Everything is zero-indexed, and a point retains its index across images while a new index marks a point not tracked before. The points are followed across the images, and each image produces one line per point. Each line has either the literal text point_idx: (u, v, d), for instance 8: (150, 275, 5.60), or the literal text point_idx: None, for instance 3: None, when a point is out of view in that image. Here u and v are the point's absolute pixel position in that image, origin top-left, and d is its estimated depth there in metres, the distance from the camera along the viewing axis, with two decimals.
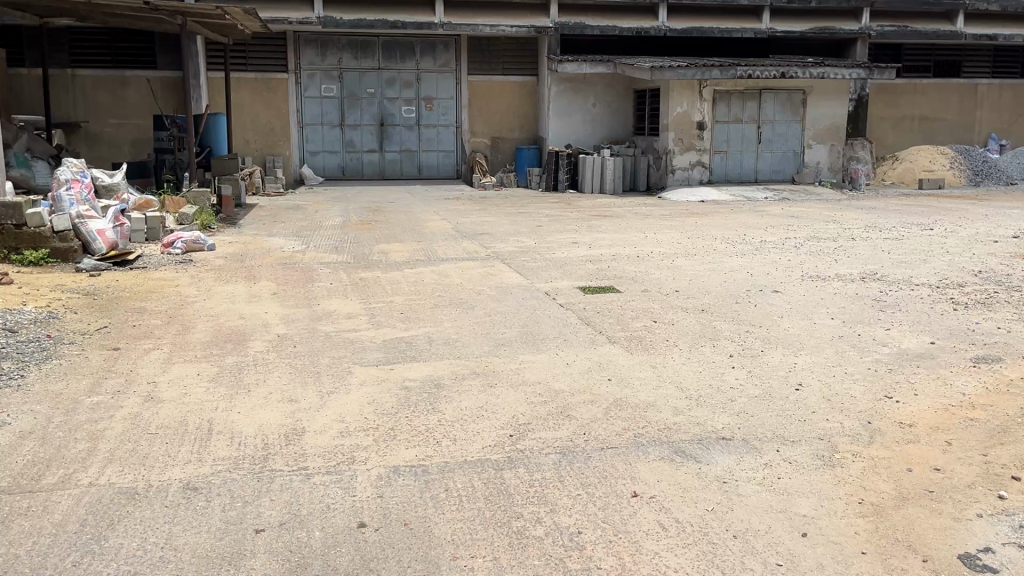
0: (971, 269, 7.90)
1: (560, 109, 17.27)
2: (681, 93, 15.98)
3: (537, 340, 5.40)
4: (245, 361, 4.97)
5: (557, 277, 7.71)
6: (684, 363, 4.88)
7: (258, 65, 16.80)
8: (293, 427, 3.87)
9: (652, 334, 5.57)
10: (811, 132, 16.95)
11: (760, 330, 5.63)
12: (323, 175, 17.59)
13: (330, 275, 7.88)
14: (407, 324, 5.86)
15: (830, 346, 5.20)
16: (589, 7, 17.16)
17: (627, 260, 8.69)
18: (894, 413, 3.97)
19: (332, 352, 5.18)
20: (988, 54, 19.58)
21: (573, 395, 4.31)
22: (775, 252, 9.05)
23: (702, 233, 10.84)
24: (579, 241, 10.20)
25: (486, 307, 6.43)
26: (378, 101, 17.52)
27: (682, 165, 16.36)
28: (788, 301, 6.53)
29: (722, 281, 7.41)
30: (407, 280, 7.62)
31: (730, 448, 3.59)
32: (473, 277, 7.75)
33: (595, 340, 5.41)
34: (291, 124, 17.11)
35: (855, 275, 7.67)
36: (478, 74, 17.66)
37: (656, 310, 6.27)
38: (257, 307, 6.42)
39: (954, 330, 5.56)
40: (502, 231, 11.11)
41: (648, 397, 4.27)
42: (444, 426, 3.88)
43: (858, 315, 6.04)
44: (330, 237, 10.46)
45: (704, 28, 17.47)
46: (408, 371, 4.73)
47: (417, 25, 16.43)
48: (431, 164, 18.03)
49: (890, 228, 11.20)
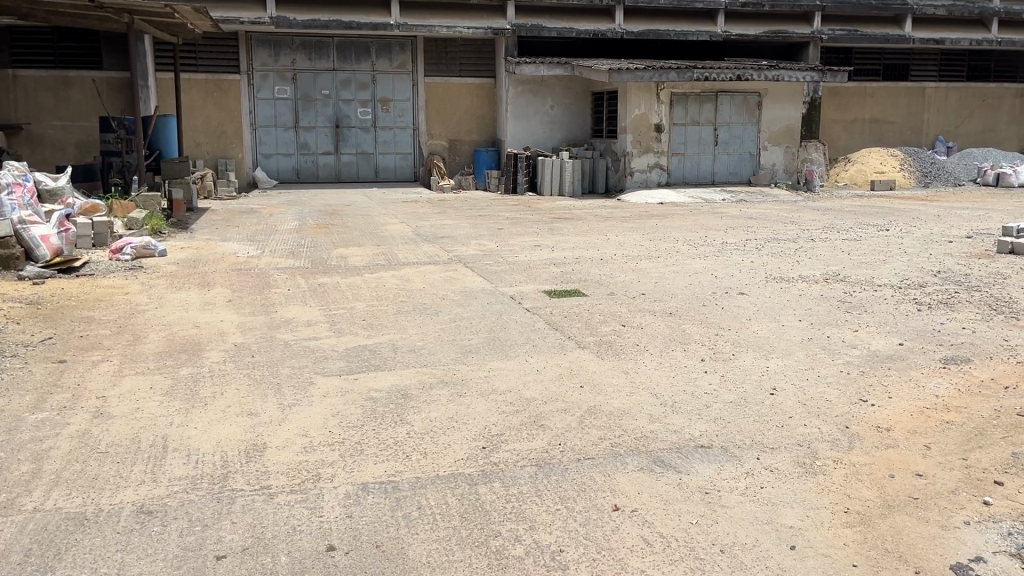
0: (930, 270, 7.98)
1: (518, 111, 17.18)
2: (639, 95, 16.00)
3: (505, 347, 5.27)
4: (200, 373, 4.75)
5: (521, 281, 7.60)
6: (655, 368, 4.79)
7: (209, 66, 16.41)
8: (253, 443, 3.68)
9: (621, 338, 5.48)
10: (766, 134, 17.10)
11: (729, 333, 5.57)
12: (278, 179, 17.23)
13: (288, 281, 7.66)
14: (370, 332, 5.68)
15: (800, 349, 5.16)
16: (546, 9, 17.11)
17: (591, 263, 8.61)
18: (870, 417, 3.93)
19: (293, 361, 4.98)
20: (935, 58, 20.00)
21: (545, 403, 4.19)
22: (737, 254, 9.07)
23: (664, 235, 10.83)
24: (542, 244, 10.10)
25: (450, 313, 6.28)
26: (334, 103, 17.23)
27: (641, 167, 16.37)
28: (755, 303, 6.52)
29: (687, 284, 7.38)
30: (368, 285, 7.44)
31: (710, 457, 3.50)
32: (436, 282, 7.59)
33: (564, 346, 5.30)
34: (244, 126, 16.74)
35: (818, 276, 7.69)
36: (435, 76, 17.49)
37: (623, 314, 6.19)
38: (212, 315, 6.18)
39: (920, 331, 5.56)
40: (463, 235, 10.96)
41: (622, 404, 4.16)
42: (414, 438, 3.72)
43: (825, 317, 6.02)
44: (287, 242, 10.21)
45: (661, 30, 17.54)
46: (373, 381, 4.56)
47: (372, 26, 16.19)
48: (388, 167, 17.78)
49: (847, 229, 11.31)
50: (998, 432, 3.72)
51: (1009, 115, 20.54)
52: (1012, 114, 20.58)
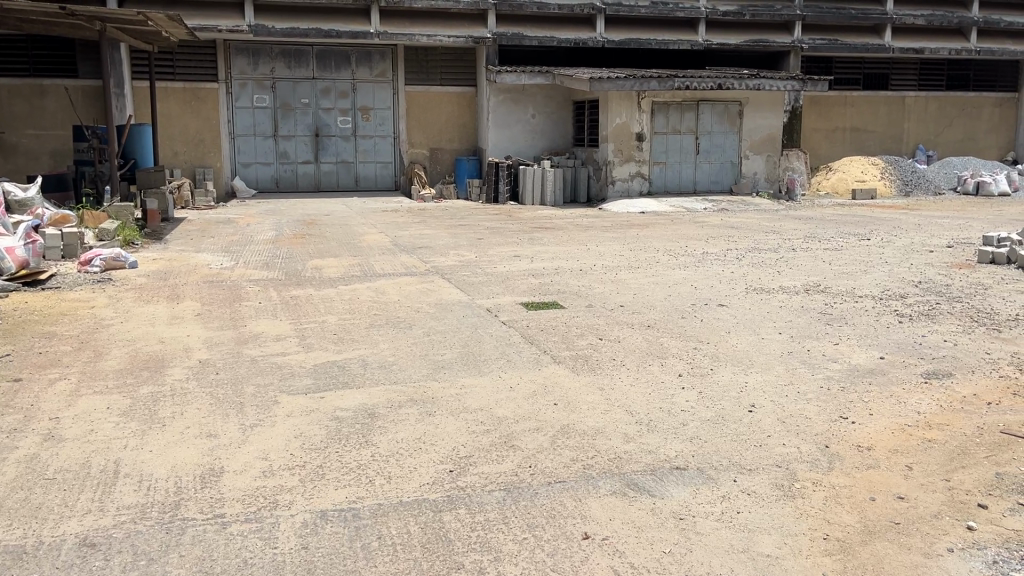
0: (911, 280, 7.91)
1: (499, 120, 17.07)
2: (620, 104, 15.95)
3: (479, 362, 5.12)
4: (160, 391, 4.57)
5: (498, 292, 7.46)
6: (632, 384, 4.65)
7: (186, 74, 16.22)
8: (209, 467, 3.52)
9: (598, 353, 5.35)
10: (748, 143, 17.08)
11: (708, 347, 5.45)
12: (256, 188, 17.03)
13: (260, 293, 7.50)
14: (341, 347, 5.53)
15: (780, 363, 5.05)
16: (527, 18, 17.04)
17: (570, 274, 8.49)
18: (850, 436, 3.81)
19: (258, 379, 4.81)
20: (914, 67, 20.10)
21: (516, 423, 4.05)
22: (718, 264, 8.98)
23: (644, 245, 10.73)
24: (521, 254, 9.97)
25: (424, 327, 6.13)
26: (313, 111, 17.05)
27: (622, 176, 16.30)
28: (734, 315, 6.41)
29: (666, 295, 7.26)
30: (342, 297, 7.28)
31: (685, 479, 3.38)
32: (412, 294, 7.45)
33: (540, 361, 5.16)
34: (222, 135, 16.54)
35: (799, 287, 7.60)
36: (416, 84, 17.37)
37: (601, 327, 6.07)
38: (178, 330, 6.00)
39: (901, 344, 5.47)
40: (441, 245, 10.81)
41: (596, 422, 4.03)
42: (378, 461, 3.58)
43: (805, 329, 5.92)
44: (262, 253, 10.03)
45: (642, 39, 17.51)
46: (339, 400, 4.40)
47: (352, 35, 16.06)
48: (369, 176, 17.62)
49: (828, 238, 11.27)
50: (981, 451, 3.62)
51: (989, 123, 20.65)
52: (992, 123, 20.68)
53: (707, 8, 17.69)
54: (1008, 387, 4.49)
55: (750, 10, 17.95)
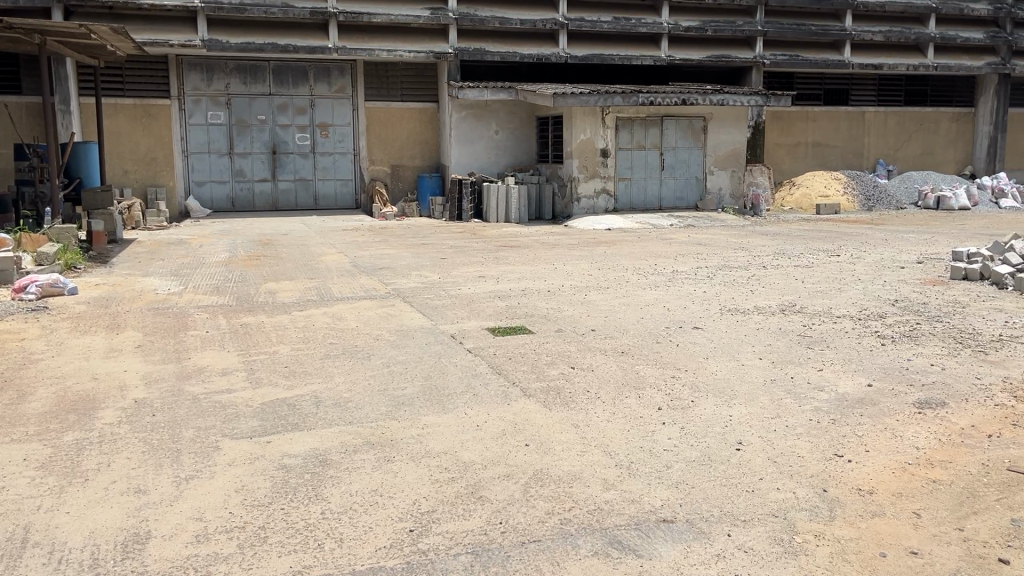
0: (887, 298, 7.69)
1: (461, 137, 16.73)
2: (584, 120, 15.70)
3: (442, 398, 4.73)
4: (87, 439, 4.10)
5: (462, 317, 7.08)
6: (608, 421, 4.29)
7: (136, 91, 15.65)
8: (135, 531, 3.09)
9: (571, 385, 4.98)
10: (712, 158, 16.94)
11: (687, 376, 5.12)
12: (211, 208, 16.46)
13: (208, 321, 7.02)
14: (292, 382, 5.11)
15: (765, 393, 4.73)
16: (488, 33, 16.79)
17: (538, 295, 8.15)
18: (849, 477, 3.49)
19: (199, 422, 4.35)
20: (874, 83, 20.22)
21: (484, 469, 3.67)
22: (688, 283, 8.71)
23: (612, 263, 10.44)
24: (486, 274, 9.63)
25: (384, 356, 5.72)
26: (269, 128, 16.55)
27: (588, 193, 16.06)
28: (711, 339, 6.10)
29: (638, 318, 6.95)
30: (296, 324, 6.85)
31: (674, 534, 3.03)
32: (371, 319, 7.05)
33: (508, 395, 4.78)
34: (174, 153, 15.97)
35: (774, 307, 7.33)
36: (376, 100, 16.98)
37: (573, 354, 5.73)
38: (114, 364, 5.52)
39: (888, 370, 5.18)
40: (403, 266, 10.41)
41: (572, 467, 3.67)
42: (330, 520, 3.18)
43: (785, 354, 5.62)
44: (212, 277, 9.52)
45: (605, 54, 17.33)
46: (288, 446, 3.98)
47: (310, 50, 15.64)
48: (328, 194, 17.14)
49: (797, 255, 11.08)
50: (991, 493, 3.32)
51: (947, 138, 20.82)
52: (950, 137, 20.85)
53: (669, 23, 17.59)
54: (1006, 417, 4.22)
55: (712, 26, 17.91)
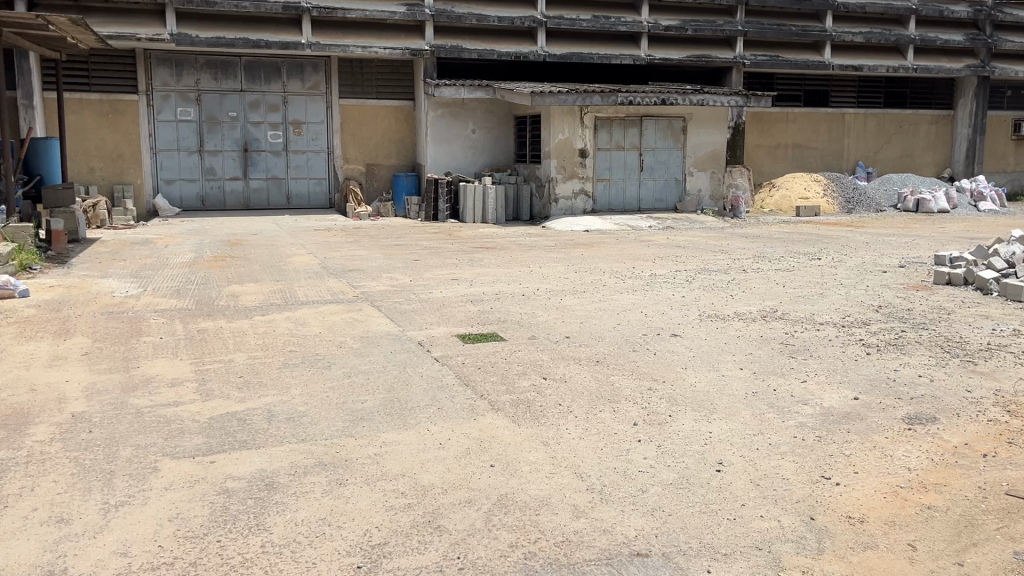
0: (871, 304, 7.48)
1: (438, 136, 16.41)
2: (563, 119, 15.45)
3: (404, 412, 4.43)
4: (13, 458, 3.76)
5: (431, 322, 6.78)
6: (580, 439, 4.00)
7: (103, 86, 15.19)
8: (51, 570, 2.77)
9: (542, 398, 4.69)
10: (692, 159, 16.74)
11: (665, 388, 4.84)
12: (180, 207, 16.02)
13: (163, 326, 6.67)
14: (245, 395, 4.78)
15: (747, 408, 4.47)
16: (466, 30, 16.49)
17: (512, 300, 7.85)
18: (838, 503, 3.24)
19: (139, 439, 4.02)
20: (854, 84, 20.13)
21: (445, 493, 3.38)
22: (667, 287, 8.46)
23: (589, 266, 10.17)
24: (460, 277, 9.33)
25: (345, 366, 5.41)
26: (241, 125, 16.15)
27: (566, 194, 15.82)
28: (690, 347, 5.85)
29: (615, 324, 6.68)
30: (256, 330, 6.51)
31: (650, 572, 2.75)
32: (336, 324, 6.72)
33: (475, 409, 4.48)
34: (142, 150, 15.53)
35: (755, 313, 7.10)
36: (350, 98, 16.62)
37: (545, 363, 5.45)
38: (56, 374, 5.17)
39: (873, 381, 4.94)
40: (374, 267, 10.09)
41: (540, 491, 3.39)
42: (271, 555, 2.87)
43: (767, 364, 5.37)
44: (173, 278, 9.15)
45: (584, 53, 17.07)
46: (232, 468, 3.66)
47: (282, 45, 15.28)
48: (301, 193, 16.75)
49: (778, 258, 10.87)
50: (990, 522, 3.09)
51: (926, 141, 20.78)
52: (929, 139, 20.82)
53: (649, 23, 17.38)
54: (1000, 435, 4.00)
55: (692, 25, 17.72)
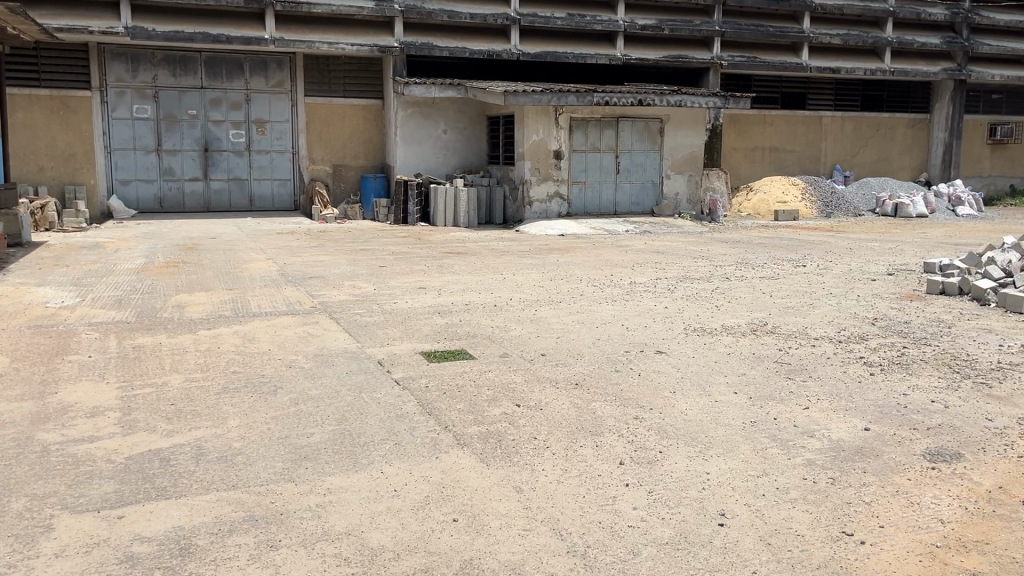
0: (865, 316, 7.01)
1: (407, 136, 15.79)
2: (537, 119, 14.93)
3: (355, 450, 3.84)
4: None
5: (394, 338, 6.19)
6: (558, 483, 3.46)
7: (53, 81, 14.38)
8: None
9: (515, 430, 4.12)
10: (669, 162, 16.27)
11: (653, 418, 4.30)
12: (137, 208, 15.24)
13: (96, 342, 6.03)
14: (175, 426, 4.17)
15: (748, 442, 3.94)
16: (436, 27, 15.91)
17: (482, 311, 7.30)
18: (866, 571, 2.74)
19: (37, 486, 3.40)
20: (831, 87, 19.83)
21: (398, 560, 2.81)
22: (649, 297, 7.96)
23: (565, 273, 9.65)
24: (427, 285, 8.75)
25: (294, 391, 4.81)
26: (201, 124, 15.42)
27: (540, 197, 15.29)
28: (678, 366, 5.33)
29: (594, 339, 6.15)
30: (198, 346, 5.90)
31: None
32: (288, 340, 6.12)
33: (439, 444, 3.91)
34: (96, 148, 14.75)
35: (743, 326, 6.60)
36: (316, 96, 15.95)
37: (517, 387, 4.89)
38: None
39: (882, 408, 4.43)
40: (337, 274, 9.50)
41: (512, 555, 2.83)
42: None
43: (765, 388, 4.84)
44: (117, 286, 8.49)
45: (558, 52, 16.56)
46: (143, 526, 3.04)
47: (244, 41, 14.60)
48: (265, 195, 16.05)
49: (761, 265, 10.42)
50: None
51: (903, 144, 20.54)
52: (906, 143, 20.58)
53: (625, 21, 16.90)
54: None
55: (669, 25, 17.29)
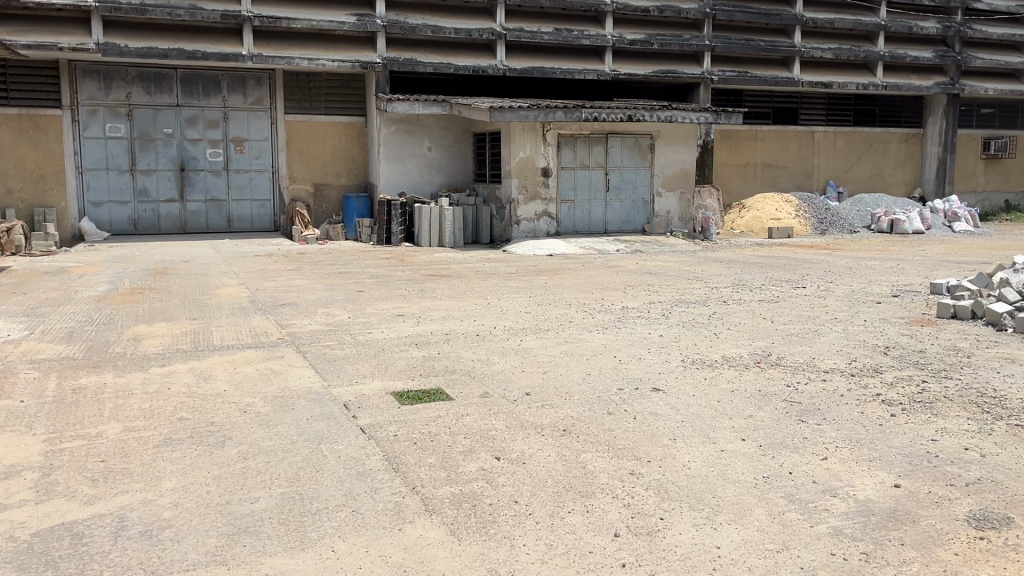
0: (875, 345, 6.49)
1: (390, 154, 15.30)
2: (524, 136, 14.46)
3: (305, 520, 3.28)
4: None
5: (364, 375, 5.62)
6: (543, 564, 2.91)
7: (22, 99, 13.80)
8: None
9: (494, 491, 3.57)
10: (660, 178, 15.80)
11: (652, 474, 3.75)
12: (110, 230, 14.66)
13: (34, 383, 5.44)
14: (102, 491, 3.59)
15: (762, 505, 3.40)
16: (420, 42, 15.44)
17: (463, 342, 6.75)
18: None
19: None
20: (823, 102, 19.48)
21: None
22: (643, 324, 7.42)
23: (553, 298, 9.12)
24: (405, 313, 8.18)
25: (245, 443, 4.23)
26: (177, 143, 14.87)
27: (527, 216, 14.78)
28: (677, 408, 4.79)
29: (583, 375, 5.60)
30: (147, 388, 5.32)
31: None
32: (246, 379, 5.54)
33: (404, 511, 3.36)
34: (67, 169, 14.16)
35: (747, 358, 6.05)
36: (296, 114, 15.44)
37: (497, 435, 4.33)
38: None
39: (911, 459, 3.91)
40: (311, 301, 8.94)
41: None
42: None
43: (778, 434, 4.30)
44: (72, 317, 7.90)
45: (546, 67, 16.11)
46: None
47: (221, 57, 14.09)
48: (244, 216, 15.50)
49: (759, 287, 9.92)
50: None
51: (897, 159, 20.16)
52: (900, 158, 20.20)
53: (614, 36, 16.47)
54: None
55: (659, 40, 16.89)
